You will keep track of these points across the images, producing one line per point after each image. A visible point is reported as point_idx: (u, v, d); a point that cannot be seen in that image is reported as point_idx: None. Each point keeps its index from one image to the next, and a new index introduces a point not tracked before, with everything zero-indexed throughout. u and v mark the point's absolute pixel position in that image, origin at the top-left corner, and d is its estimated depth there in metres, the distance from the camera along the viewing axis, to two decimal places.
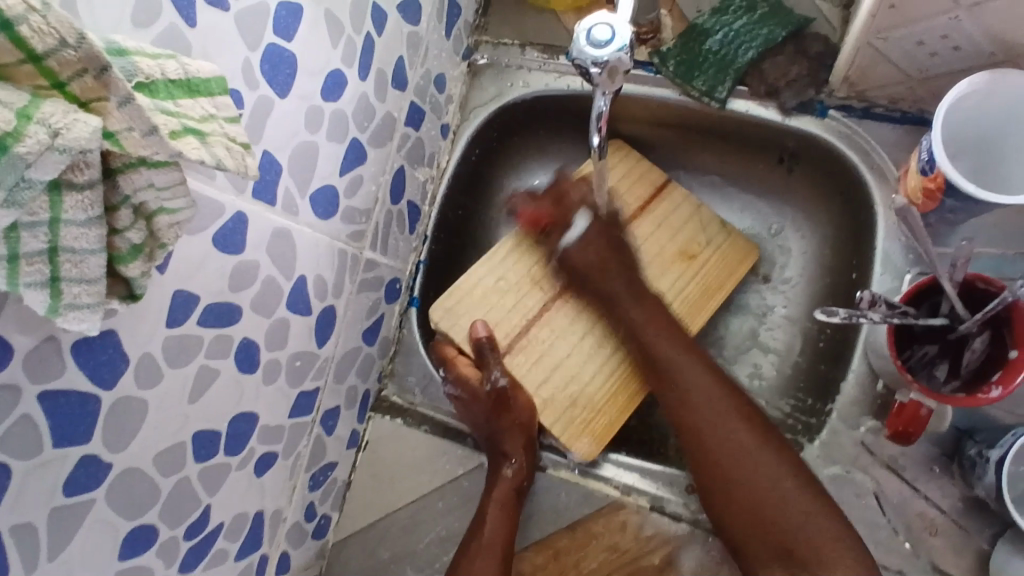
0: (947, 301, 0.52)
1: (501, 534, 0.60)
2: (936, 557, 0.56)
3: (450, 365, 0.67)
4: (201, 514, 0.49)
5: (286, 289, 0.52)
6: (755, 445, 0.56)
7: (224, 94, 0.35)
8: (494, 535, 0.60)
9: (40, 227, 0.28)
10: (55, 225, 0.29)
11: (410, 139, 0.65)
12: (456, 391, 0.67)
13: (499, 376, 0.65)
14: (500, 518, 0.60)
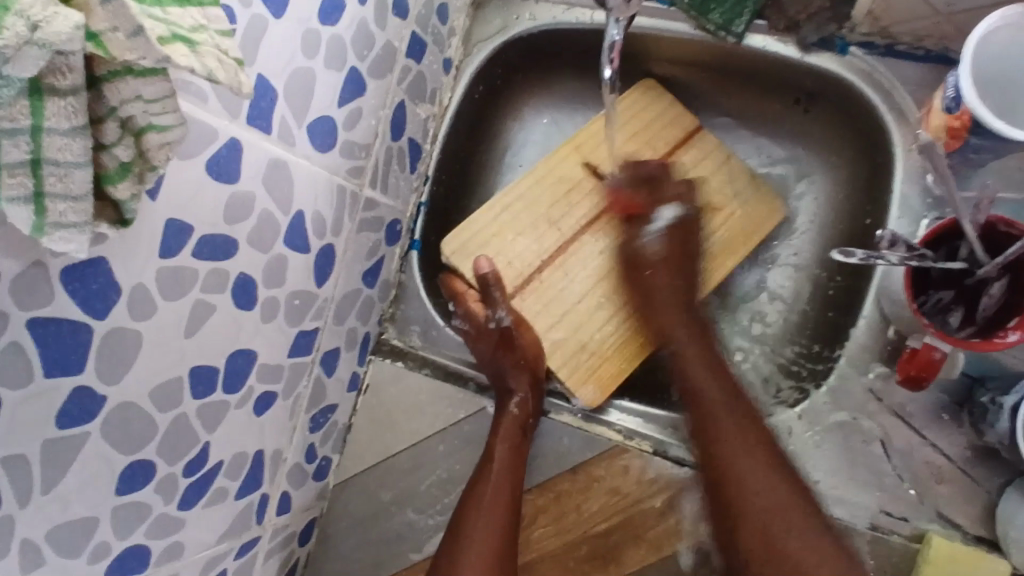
0: (966, 245, 0.50)
1: (510, 469, 0.60)
2: (941, 504, 0.56)
3: (459, 301, 0.67)
4: (199, 452, 0.49)
5: (283, 225, 0.51)
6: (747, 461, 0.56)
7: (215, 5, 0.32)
8: (504, 470, 0.59)
9: (20, 135, 0.27)
10: (37, 133, 0.27)
11: (411, 72, 0.62)
12: (465, 326, 0.67)
13: (504, 315, 0.64)
14: (510, 456, 0.60)
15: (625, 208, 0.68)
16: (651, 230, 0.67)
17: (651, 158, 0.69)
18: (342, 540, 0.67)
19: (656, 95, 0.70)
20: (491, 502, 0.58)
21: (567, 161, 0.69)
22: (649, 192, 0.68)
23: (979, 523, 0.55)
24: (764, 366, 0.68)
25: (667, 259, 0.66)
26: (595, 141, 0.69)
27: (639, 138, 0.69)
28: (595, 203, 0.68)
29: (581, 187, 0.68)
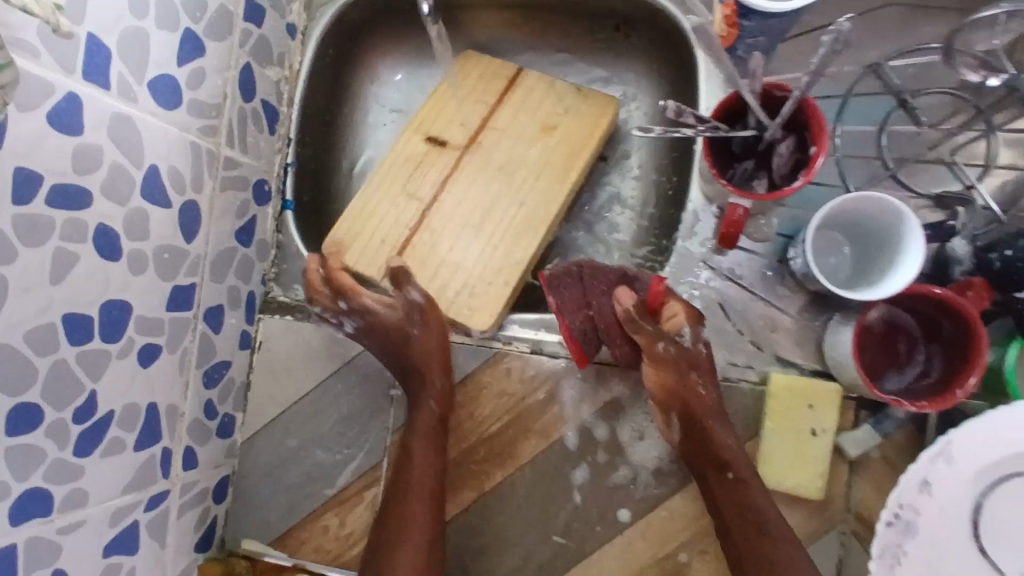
0: (752, 114, 0.58)
1: (428, 468, 0.63)
2: (778, 348, 0.64)
3: (349, 296, 0.67)
4: (87, 399, 0.51)
5: (137, 178, 0.54)
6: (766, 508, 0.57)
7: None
8: (424, 465, 0.63)
9: None
10: None
11: (253, 35, 0.66)
12: (360, 321, 0.67)
13: (415, 292, 0.64)
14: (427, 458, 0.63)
15: (475, 155, 0.73)
16: (502, 162, 0.73)
17: (485, 109, 0.75)
18: (259, 491, 0.70)
19: (475, 61, 0.76)
20: (410, 509, 0.61)
21: (411, 141, 0.74)
22: (495, 131, 0.74)
23: (810, 358, 0.63)
24: (622, 267, 0.76)
25: (522, 179, 0.72)
26: (438, 111, 0.75)
27: (472, 96, 0.75)
28: (450, 161, 0.73)
29: (429, 155, 0.73)
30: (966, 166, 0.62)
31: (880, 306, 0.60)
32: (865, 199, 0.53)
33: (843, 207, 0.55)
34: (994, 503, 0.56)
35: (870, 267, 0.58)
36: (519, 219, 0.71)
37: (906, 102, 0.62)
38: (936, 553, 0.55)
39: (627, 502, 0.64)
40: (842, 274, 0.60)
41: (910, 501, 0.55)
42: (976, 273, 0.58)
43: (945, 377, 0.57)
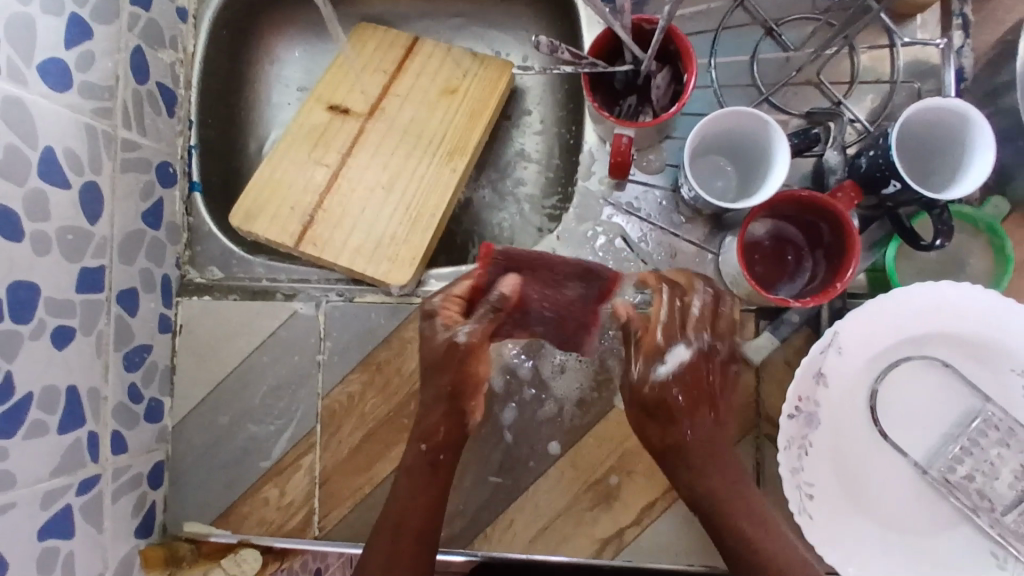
0: (627, 50, 0.62)
1: (428, 495, 0.59)
2: (680, 273, 0.67)
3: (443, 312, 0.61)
4: (3, 381, 0.51)
5: (34, 159, 0.54)
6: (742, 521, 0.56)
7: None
8: (424, 497, 0.59)
9: None
10: None
11: (141, 18, 0.66)
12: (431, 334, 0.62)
13: (469, 329, 0.60)
14: (424, 487, 0.59)
15: (377, 121, 0.75)
16: (404, 126, 0.75)
17: (384, 77, 0.76)
18: (193, 472, 0.70)
19: (371, 31, 0.78)
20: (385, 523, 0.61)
21: (315, 111, 0.76)
22: (395, 97, 0.76)
23: (711, 279, 0.67)
24: (533, 218, 0.79)
25: (426, 140, 0.74)
26: (337, 84, 0.76)
27: (371, 63, 0.77)
28: (353, 129, 0.75)
29: (332, 126, 0.75)
30: (832, 85, 0.67)
31: (765, 220, 0.64)
32: (733, 115, 0.58)
33: (717, 124, 0.59)
34: (886, 387, 0.60)
35: (751, 184, 0.62)
36: (427, 179, 0.73)
37: (772, 30, 0.67)
38: (838, 441, 0.59)
39: (556, 435, 0.67)
40: (729, 195, 0.64)
41: (808, 394, 0.59)
42: (848, 179, 0.62)
43: (820, 278, 0.61)
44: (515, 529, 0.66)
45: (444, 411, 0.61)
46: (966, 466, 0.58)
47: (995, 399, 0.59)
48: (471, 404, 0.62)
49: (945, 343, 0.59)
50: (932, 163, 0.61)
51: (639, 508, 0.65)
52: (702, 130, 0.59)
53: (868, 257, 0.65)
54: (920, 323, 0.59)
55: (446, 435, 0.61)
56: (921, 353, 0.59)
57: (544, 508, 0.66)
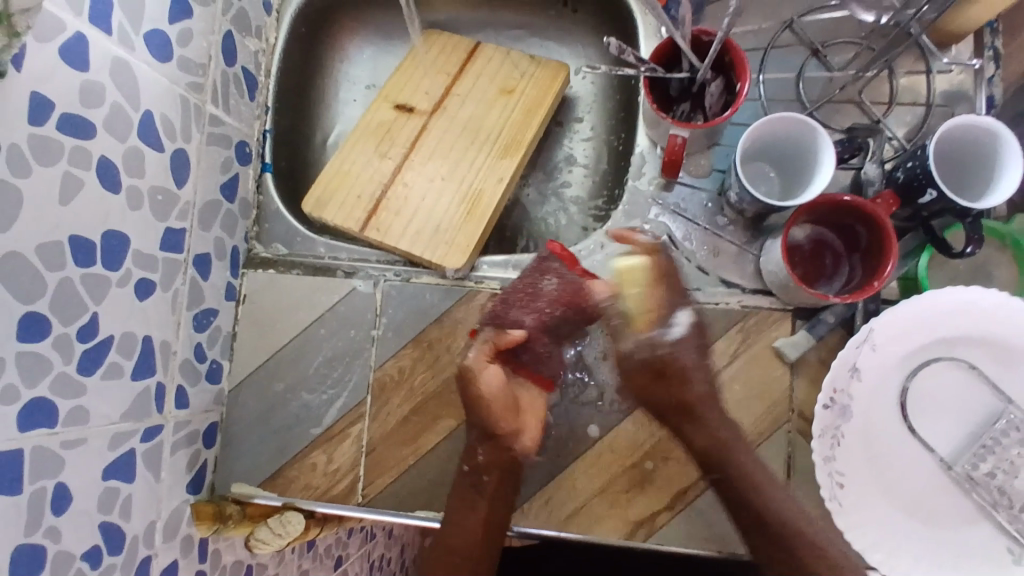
0: (685, 58, 0.66)
1: (481, 520, 0.63)
2: (722, 272, 0.70)
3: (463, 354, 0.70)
4: (89, 321, 0.55)
5: (135, 120, 0.58)
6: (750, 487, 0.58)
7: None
8: (473, 518, 0.63)
9: None
10: None
11: (234, 5, 0.71)
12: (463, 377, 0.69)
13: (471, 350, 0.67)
14: (470, 512, 0.63)
15: (439, 119, 0.80)
16: (464, 124, 0.80)
17: (448, 78, 0.82)
18: (246, 437, 0.73)
19: (437, 35, 0.84)
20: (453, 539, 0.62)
21: (381, 108, 0.81)
22: (457, 97, 0.81)
23: (751, 278, 0.70)
24: (580, 218, 0.83)
25: (485, 138, 0.79)
26: (403, 82, 0.82)
27: (436, 66, 0.82)
28: (416, 125, 0.80)
29: (396, 121, 0.80)
30: (872, 104, 0.72)
31: (805, 225, 0.69)
32: (778, 121, 0.63)
33: (776, 127, 0.64)
34: (917, 385, 0.62)
35: (799, 187, 0.67)
36: (483, 172, 0.77)
37: (818, 51, 0.72)
38: (869, 434, 0.62)
39: (595, 419, 0.69)
40: (776, 195, 0.69)
41: (843, 387, 0.61)
42: (886, 189, 0.66)
43: (852, 283, 0.65)
44: (551, 507, 0.68)
45: (478, 436, 0.66)
46: (989, 464, 0.60)
47: (1017, 402, 0.62)
48: (497, 425, 0.65)
49: (973, 347, 0.63)
50: (970, 174, 0.64)
51: (673, 493, 0.67)
52: (761, 128, 0.64)
53: (902, 265, 0.69)
54: (951, 326, 0.62)
55: (487, 457, 0.65)
56: (949, 354, 0.63)
57: (581, 487, 0.68)
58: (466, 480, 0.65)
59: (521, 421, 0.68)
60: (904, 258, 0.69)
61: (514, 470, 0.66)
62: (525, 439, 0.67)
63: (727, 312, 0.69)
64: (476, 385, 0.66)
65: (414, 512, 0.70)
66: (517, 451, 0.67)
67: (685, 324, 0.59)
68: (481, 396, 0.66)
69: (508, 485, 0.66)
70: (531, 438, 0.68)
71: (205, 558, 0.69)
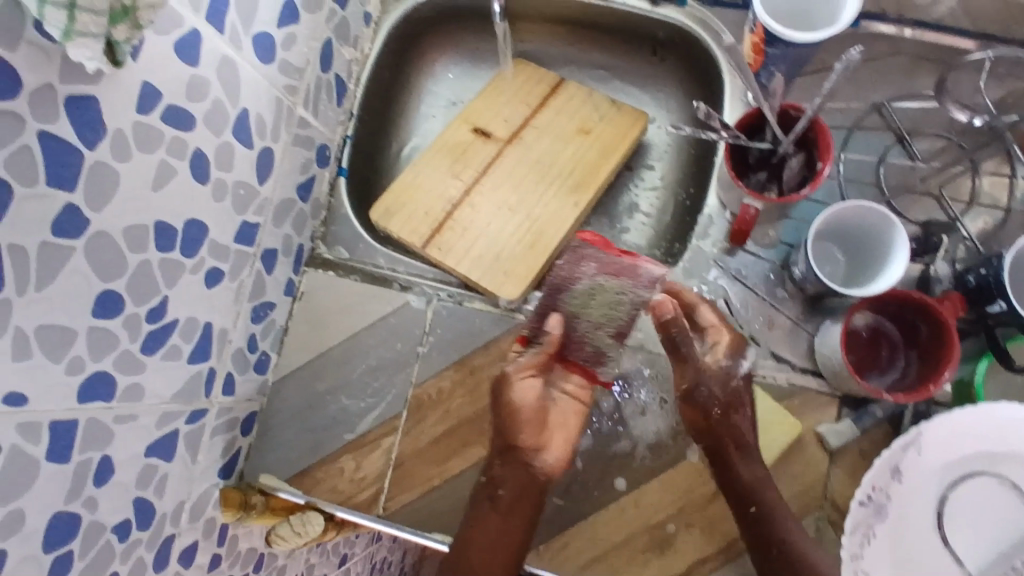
0: (768, 130, 0.67)
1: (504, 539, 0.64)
2: (773, 345, 0.70)
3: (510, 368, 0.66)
4: (159, 303, 0.57)
5: (231, 116, 0.61)
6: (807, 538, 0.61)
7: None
8: (482, 534, 0.64)
9: None
10: None
11: (338, 15, 0.74)
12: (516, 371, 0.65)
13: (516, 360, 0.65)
14: (485, 524, 0.64)
15: (515, 147, 0.82)
16: (538, 157, 0.81)
17: (528, 109, 0.84)
18: (281, 429, 0.74)
19: (523, 65, 0.86)
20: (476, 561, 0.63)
21: (459, 130, 0.83)
22: (536, 129, 0.83)
23: (803, 357, 0.69)
24: None
25: (558, 173, 0.80)
26: (482, 107, 0.84)
27: (519, 95, 0.84)
28: (491, 151, 0.81)
29: (473, 143, 0.82)
30: (951, 200, 0.71)
31: (867, 312, 0.67)
32: (855, 207, 0.62)
33: (860, 214, 0.63)
34: (957, 496, 0.60)
35: (865, 276, 0.66)
36: (550, 208, 0.78)
37: (905, 138, 0.71)
38: (902, 538, 0.60)
39: (623, 472, 0.69)
40: (838, 280, 0.68)
41: (883, 485, 0.60)
42: (954, 291, 0.65)
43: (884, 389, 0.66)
44: (567, 552, 0.67)
45: (499, 447, 0.67)
46: None
47: None
48: (520, 438, 0.66)
49: (1020, 465, 0.60)
50: None
51: (691, 559, 0.66)
52: (839, 211, 0.63)
53: (957, 369, 0.67)
54: (998, 439, 0.61)
55: (502, 471, 0.66)
56: (994, 469, 0.60)
57: (599, 539, 0.67)
58: (484, 492, 0.66)
59: (546, 439, 0.67)
60: (961, 361, 0.68)
61: (533, 488, 0.66)
62: (548, 458, 0.66)
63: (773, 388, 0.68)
64: (509, 393, 0.65)
65: (432, 533, 0.70)
66: (538, 470, 0.66)
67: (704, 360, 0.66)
68: (512, 403, 0.66)
69: (527, 503, 0.65)
70: (555, 458, 0.67)
71: (223, 542, 0.70)
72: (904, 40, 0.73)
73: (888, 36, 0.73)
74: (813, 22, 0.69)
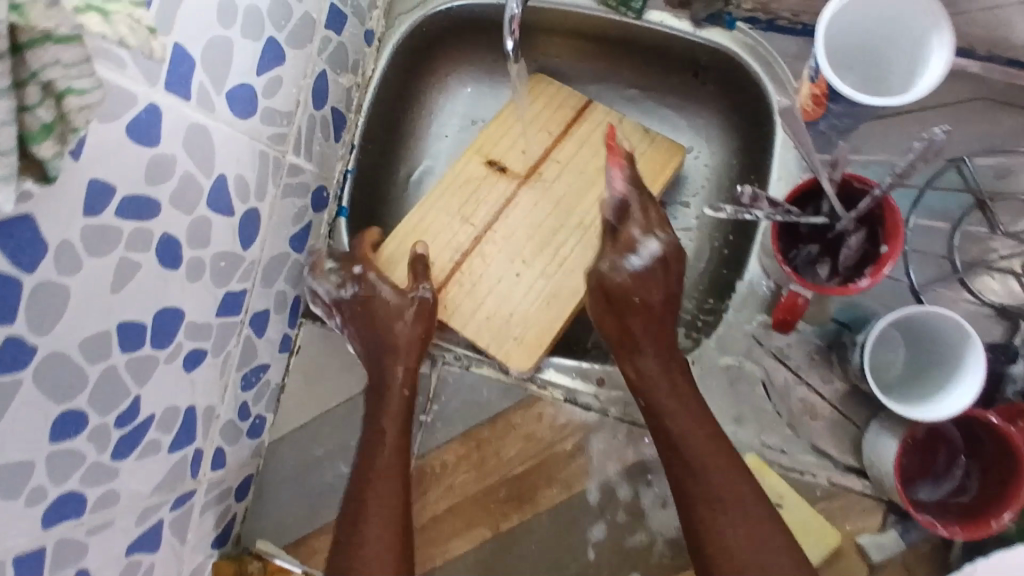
0: (826, 202, 0.57)
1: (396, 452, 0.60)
2: (814, 437, 0.63)
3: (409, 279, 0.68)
4: (130, 404, 0.52)
5: (206, 187, 0.54)
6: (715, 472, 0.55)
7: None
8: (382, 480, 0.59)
9: None
10: None
11: (332, 42, 0.65)
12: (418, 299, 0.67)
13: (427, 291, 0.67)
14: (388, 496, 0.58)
15: (533, 185, 0.73)
16: (559, 198, 0.72)
17: (549, 139, 0.74)
18: (278, 493, 0.71)
19: (543, 85, 0.76)
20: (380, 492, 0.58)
21: (471, 162, 0.74)
22: (559, 164, 0.73)
23: (846, 452, 0.62)
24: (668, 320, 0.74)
25: (580, 217, 0.72)
26: (496, 137, 0.74)
27: (538, 122, 0.74)
28: (506, 189, 0.73)
29: (486, 179, 0.73)
30: None
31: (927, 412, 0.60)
32: (927, 314, 0.54)
33: (927, 318, 0.55)
34: None
35: (923, 378, 0.58)
36: (571, 261, 0.70)
37: (986, 204, 0.61)
38: None
39: (639, 568, 0.63)
40: (892, 371, 0.60)
41: None
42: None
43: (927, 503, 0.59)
44: None
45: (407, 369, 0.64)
46: None
47: None
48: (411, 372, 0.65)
49: None
50: None
51: None
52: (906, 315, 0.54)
53: None
54: None
55: (393, 407, 0.62)
56: None
57: None
58: (398, 415, 0.62)
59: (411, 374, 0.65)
60: None
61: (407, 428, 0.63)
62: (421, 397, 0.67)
63: (810, 487, 0.62)
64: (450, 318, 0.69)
65: None
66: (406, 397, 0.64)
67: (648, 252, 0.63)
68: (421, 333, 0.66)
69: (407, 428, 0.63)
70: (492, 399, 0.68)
71: None
72: (990, 81, 0.62)
73: (974, 77, 0.62)
74: (889, 74, 0.59)
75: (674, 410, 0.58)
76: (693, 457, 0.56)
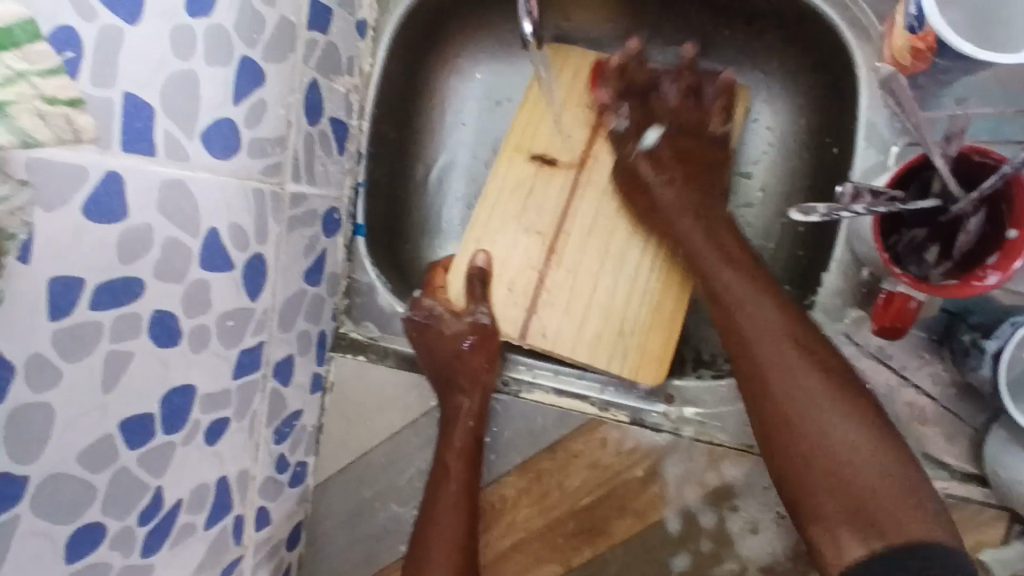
0: (938, 178, 0.47)
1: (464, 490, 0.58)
2: (926, 444, 0.56)
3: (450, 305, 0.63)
4: (152, 498, 0.47)
5: (195, 248, 0.46)
6: (832, 407, 0.49)
7: (35, 41, 0.33)
8: (447, 518, 0.56)
9: None
10: None
11: (320, 45, 0.57)
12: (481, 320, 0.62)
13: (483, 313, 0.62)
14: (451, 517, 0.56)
15: (591, 178, 0.64)
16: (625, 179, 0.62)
17: (591, 120, 0.65)
18: (329, 541, 0.66)
19: (566, 52, 0.66)
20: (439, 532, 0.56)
21: (515, 163, 0.65)
22: (618, 140, 0.63)
23: (961, 458, 0.55)
24: None
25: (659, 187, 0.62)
26: (534, 128, 0.65)
27: (572, 101, 0.65)
28: (565, 188, 0.64)
29: (541, 180, 0.64)
30: None
31: None
32: None
33: None
34: None
35: None
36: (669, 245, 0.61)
37: None
38: None
39: None
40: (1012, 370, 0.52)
41: None
42: None
43: None
44: None
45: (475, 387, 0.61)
46: None
47: None
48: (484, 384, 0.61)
49: None
50: None
51: None
52: None
53: None
54: None
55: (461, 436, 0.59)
56: None
57: None
58: (465, 441, 0.59)
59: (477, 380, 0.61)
60: None
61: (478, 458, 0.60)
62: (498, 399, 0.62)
63: None
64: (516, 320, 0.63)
65: None
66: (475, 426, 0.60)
67: (654, 137, 0.62)
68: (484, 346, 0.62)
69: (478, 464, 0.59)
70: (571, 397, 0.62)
71: None
72: None
73: None
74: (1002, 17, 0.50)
75: (766, 355, 0.52)
76: (796, 414, 0.50)
